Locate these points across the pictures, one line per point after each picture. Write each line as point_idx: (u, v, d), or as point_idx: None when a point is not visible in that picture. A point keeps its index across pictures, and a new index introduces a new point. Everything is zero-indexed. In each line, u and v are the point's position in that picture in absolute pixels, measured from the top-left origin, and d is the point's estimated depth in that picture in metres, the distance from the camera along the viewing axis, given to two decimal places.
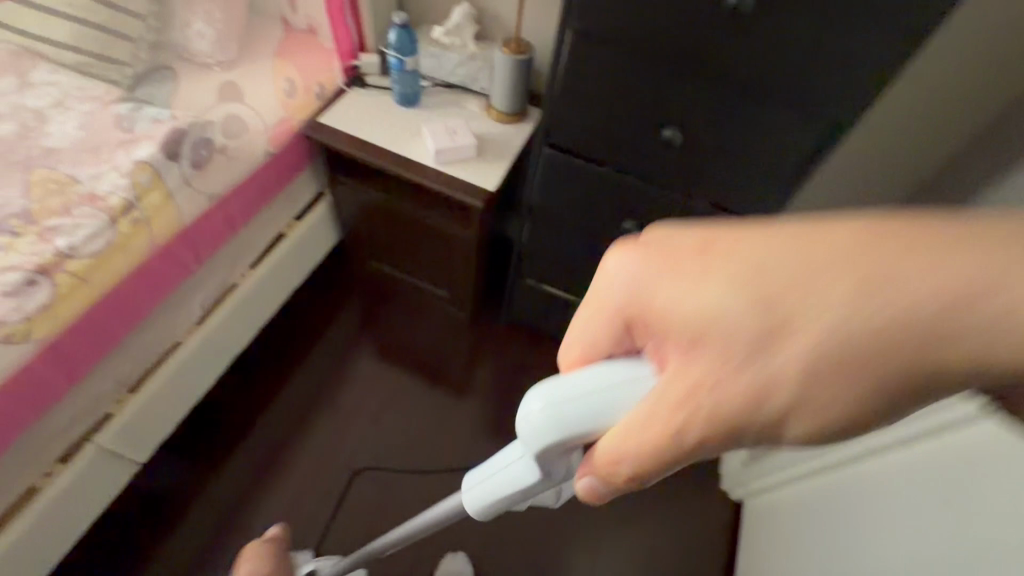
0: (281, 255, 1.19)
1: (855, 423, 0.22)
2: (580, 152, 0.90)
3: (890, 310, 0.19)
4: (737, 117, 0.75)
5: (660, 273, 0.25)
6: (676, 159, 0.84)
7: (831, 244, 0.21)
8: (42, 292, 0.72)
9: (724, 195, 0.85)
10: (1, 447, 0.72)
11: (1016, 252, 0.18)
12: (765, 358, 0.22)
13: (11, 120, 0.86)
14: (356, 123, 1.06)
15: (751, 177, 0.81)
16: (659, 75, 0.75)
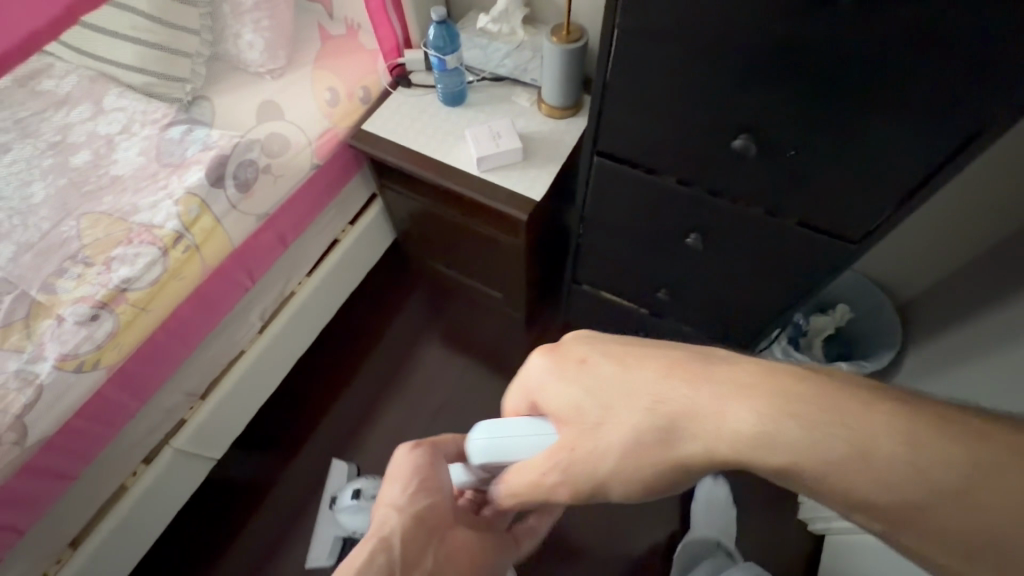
0: (336, 261, 1.20)
1: (647, 485, 0.35)
2: (634, 160, 0.78)
3: (656, 413, 0.34)
4: (824, 125, 0.60)
5: (553, 374, 0.40)
6: (752, 171, 0.69)
7: (635, 369, 0.36)
8: (106, 323, 0.77)
9: (808, 211, 0.71)
10: (84, 460, 0.79)
11: (722, 389, 0.32)
12: (594, 437, 0.36)
13: (87, 149, 0.93)
14: (399, 127, 1.01)
15: (843, 193, 0.66)
16: (723, 76, 0.61)
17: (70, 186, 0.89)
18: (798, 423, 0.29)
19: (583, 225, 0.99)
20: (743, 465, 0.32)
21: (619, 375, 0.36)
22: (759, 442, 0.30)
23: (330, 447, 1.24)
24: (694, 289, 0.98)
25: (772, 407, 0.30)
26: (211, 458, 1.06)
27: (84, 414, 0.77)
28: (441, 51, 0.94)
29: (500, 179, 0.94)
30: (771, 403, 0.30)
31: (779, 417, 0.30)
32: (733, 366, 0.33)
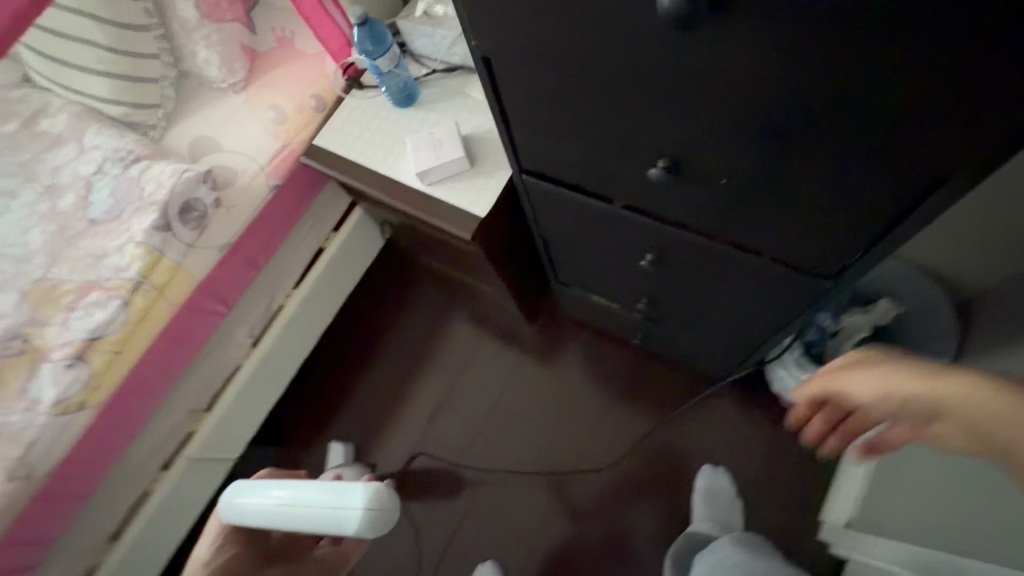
0: (324, 270, 1.20)
1: (876, 410, 0.54)
2: (562, 180, 0.68)
3: (896, 390, 0.51)
4: (758, 154, 0.49)
5: (826, 379, 0.60)
6: (697, 202, 0.59)
7: (874, 377, 0.54)
8: (83, 372, 0.85)
9: (764, 239, 0.60)
10: (95, 480, 0.92)
11: (936, 376, 0.49)
12: (846, 393, 0.57)
13: (73, 192, 0.99)
14: (348, 139, 0.94)
15: (796, 224, 0.56)
16: (627, 101, 0.50)
17: (60, 232, 0.96)
18: (991, 391, 0.46)
19: (544, 236, 0.89)
20: (948, 412, 0.48)
21: (862, 382, 0.55)
22: (951, 399, 0.48)
23: (345, 439, 1.35)
24: (672, 300, 0.87)
25: (968, 382, 0.47)
26: (230, 458, 1.17)
27: (82, 446, 0.88)
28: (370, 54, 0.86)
29: (446, 193, 0.86)
30: (968, 379, 0.47)
31: (975, 389, 0.47)
32: (945, 377, 0.49)
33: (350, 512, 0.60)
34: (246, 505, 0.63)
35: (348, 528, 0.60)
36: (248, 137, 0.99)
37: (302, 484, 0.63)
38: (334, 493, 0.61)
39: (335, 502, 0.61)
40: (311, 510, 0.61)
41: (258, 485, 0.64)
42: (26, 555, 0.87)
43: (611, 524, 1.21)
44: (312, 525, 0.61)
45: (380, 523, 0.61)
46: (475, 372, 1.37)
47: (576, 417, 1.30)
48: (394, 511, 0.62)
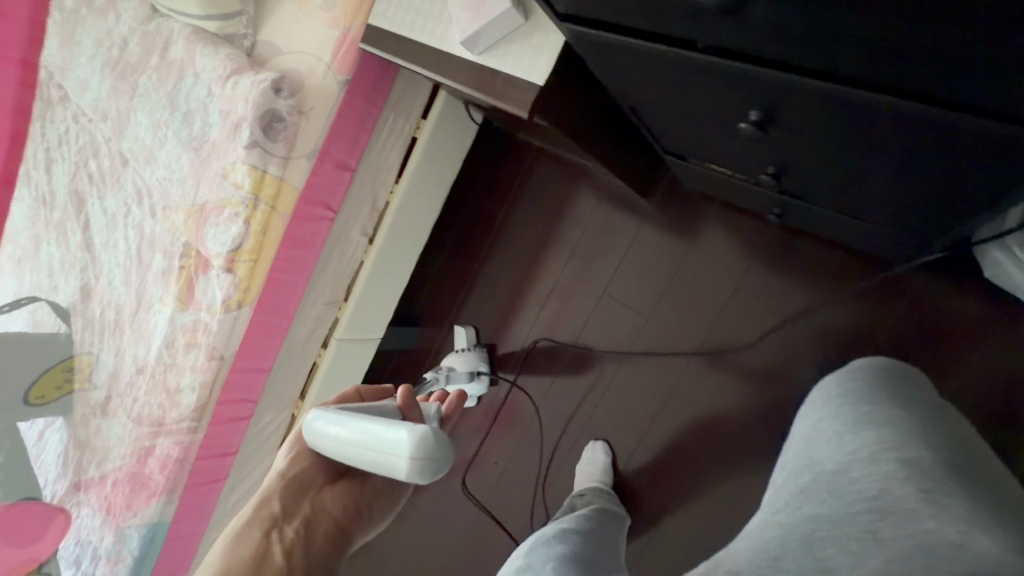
0: (420, 163, 1.16)
1: None
2: (611, 20, 0.51)
3: None
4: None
5: None
6: (806, 27, 0.38)
7: None
8: (232, 278, 1.02)
9: (924, 68, 0.37)
10: (267, 356, 1.15)
11: None
12: None
13: (196, 117, 1.10)
14: (400, 12, 0.82)
15: (981, 40, 0.33)
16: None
17: (196, 156, 1.09)
18: None
19: (628, 99, 0.69)
20: None
21: None
22: None
23: (468, 322, 1.43)
24: (813, 168, 0.63)
25: None
26: (373, 338, 1.35)
27: (250, 333, 1.09)
28: None
29: (499, 62, 0.71)
30: None
31: None
32: None
33: (401, 458, 0.63)
34: (326, 431, 0.70)
35: (404, 474, 0.64)
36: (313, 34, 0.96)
37: (367, 422, 0.67)
38: (389, 435, 0.64)
39: (391, 444, 0.64)
40: (372, 452, 0.66)
41: (334, 417, 0.70)
42: (241, 409, 1.17)
43: (739, 416, 1.11)
44: (375, 464, 0.66)
45: (430, 469, 0.64)
46: (588, 256, 1.27)
47: (703, 304, 1.14)
48: (443, 461, 0.65)
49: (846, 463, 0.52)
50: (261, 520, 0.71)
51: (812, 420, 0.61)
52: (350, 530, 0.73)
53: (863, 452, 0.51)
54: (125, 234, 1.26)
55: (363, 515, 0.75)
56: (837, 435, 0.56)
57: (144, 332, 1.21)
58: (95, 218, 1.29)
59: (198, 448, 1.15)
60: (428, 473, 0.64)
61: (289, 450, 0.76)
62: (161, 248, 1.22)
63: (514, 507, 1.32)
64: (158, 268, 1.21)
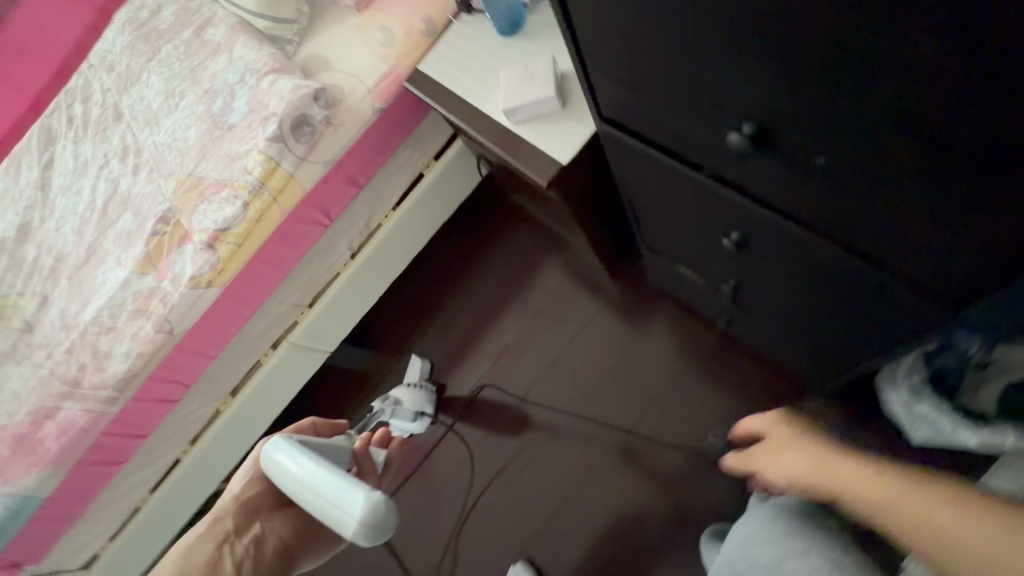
0: (421, 197, 1.24)
1: None
2: (644, 134, 0.63)
3: None
4: (877, 121, 0.41)
5: None
6: (787, 184, 0.53)
7: None
8: (213, 255, 1.02)
9: (869, 237, 0.52)
10: (213, 347, 1.10)
11: None
12: None
13: (221, 98, 1.13)
14: (451, 68, 0.93)
15: (905, 226, 0.48)
16: (728, 29, 0.43)
17: (209, 133, 1.12)
18: None
19: (630, 196, 0.81)
20: None
21: None
22: None
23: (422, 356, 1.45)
24: (764, 289, 0.76)
25: None
26: (323, 352, 1.33)
27: (207, 316, 1.06)
28: None
29: (530, 133, 0.82)
30: None
31: None
32: None
33: (349, 519, 0.66)
34: (286, 461, 0.72)
35: (344, 532, 0.66)
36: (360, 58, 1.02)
37: (331, 468, 0.69)
38: (346, 490, 0.67)
39: (345, 501, 0.67)
40: (324, 497, 0.68)
41: (297, 453, 0.72)
42: (169, 391, 1.10)
43: (659, 502, 1.16)
44: (320, 510, 0.69)
45: (370, 536, 0.67)
46: (549, 321, 1.36)
47: (642, 388, 1.25)
48: (384, 533, 0.67)
49: (781, 560, 0.61)
50: (213, 534, 0.71)
51: (749, 527, 0.71)
52: (295, 552, 0.76)
53: (795, 551, 0.60)
54: (99, 185, 1.26)
55: (309, 538, 0.78)
56: (772, 538, 0.65)
57: (90, 287, 1.16)
58: (61, 159, 1.31)
59: (108, 422, 1.06)
60: (367, 542, 0.67)
61: (246, 472, 0.78)
62: (133, 207, 1.20)
63: (422, 552, 1.29)
64: (125, 226, 1.18)
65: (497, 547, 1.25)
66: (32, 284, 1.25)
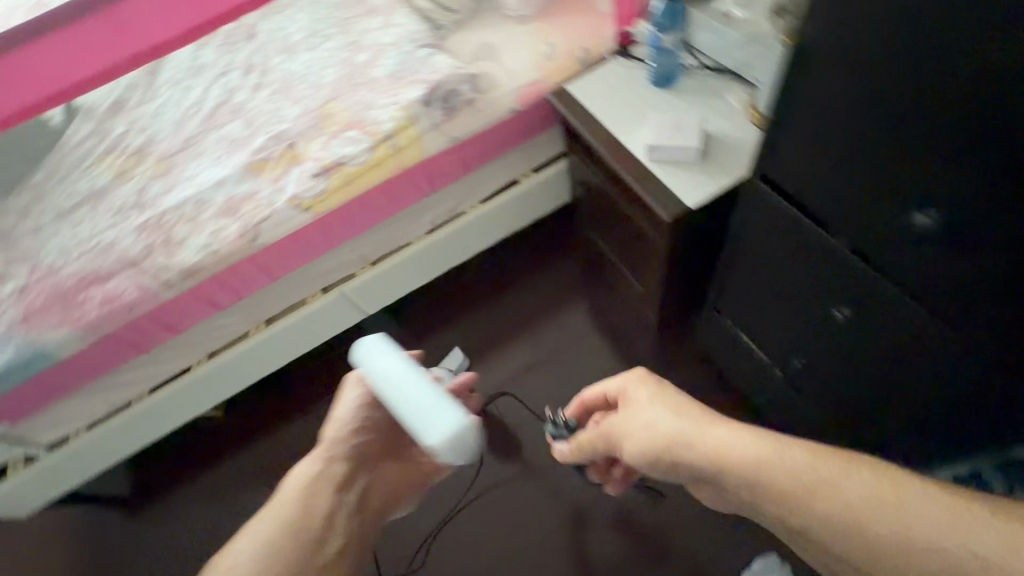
0: (509, 200, 1.31)
1: None
2: (801, 201, 0.77)
3: None
4: (1002, 236, 0.58)
5: None
6: (923, 270, 0.67)
7: None
8: (322, 183, 1.05)
9: (971, 328, 0.67)
10: (280, 269, 1.12)
11: None
12: None
13: (367, 52, 1.20)
14: (598, 97, 1.03)
15: (1011, 327, 0.62)
16: (945, 138, 0.58)
17: (348, 78, 1.18)
18: None
19: (740, 257, 0.94)
20: None
21: None
22: None
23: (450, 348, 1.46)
24: (836, 365, 0.89)
25: None
26: (363, 309, 1.36)
27: (290, 240, 1.09)
28: (659, 28, 0.95)
29: (661, 171, 0.90)
30: None
31: None
32: None
33: (431, 430, 0.65)
34: (380, 358, 0.72)
35: (426, 439, 0.66)
36: (517, 58, 1.09)
37: (424, 379, 0.70)
38: (436, 403, 0.67)
39: (432, 412, 0.67)
40: (422, 402, 0.68)
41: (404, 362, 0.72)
42: (222, 297, 1.11)
43: (645, 552, 1.19)
44: (409, 412, 0.68)
45: (449, 454, 0.67)
46: (581, 353, 1.40)
47: None
48: (461, 457, 0.68)
49: None
50: (329, 479, 0.77)
51: None
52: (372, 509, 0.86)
53: None
54: (212, 87, 1.26)
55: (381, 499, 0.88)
56: None
57: (179, 176, 1.18)
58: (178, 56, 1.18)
59: (153, 305, 1.06)
60: (442, 457, 0.67)
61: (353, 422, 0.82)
62: (244, 119, 1.24)
63: (394, 539, 1.26)
64: (230, 134, 1.21)
65: (469, 554, 1.23)
66: (110, 159, 1.21)
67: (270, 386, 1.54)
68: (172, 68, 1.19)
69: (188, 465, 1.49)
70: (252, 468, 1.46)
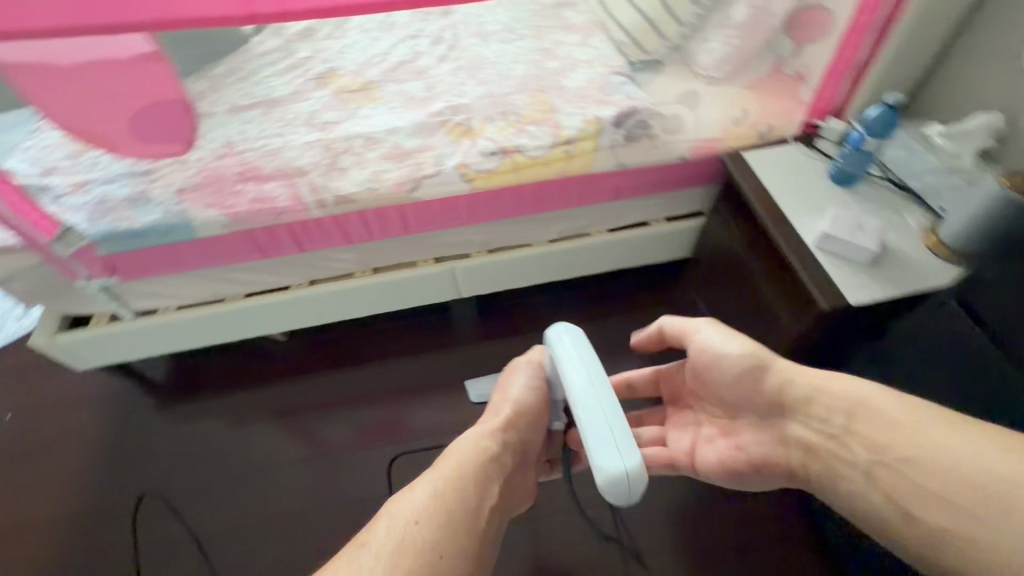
0: (636, 238, 1.33)
1: None
2: (997, 332, 0.79)
3: None
4: None
5: None
6: None
7: None
8: (493, 162, 1.09)
9: None
10: (419, 227, 1.17)
11: None
12: None
13: (560, 60, 1.24)
14: (774, 174, 1.07)
15: None
16: None
17: (537, 76, 1.22)
18: None
19: (892, 371, 0.94)
20: None
21: None
22: None
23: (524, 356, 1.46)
24: None
25: None
26: (461, 291, 1.38)
27: (440, 203, 1.13)
28: (868, 130, 0.97)
29: (825, 263, 0.93)
30: None
31: None
32: None
33: (612, 462, 0.62)
34: (580, 357, 0.70)
35: (603, 471, 0.62)
36: (707, 111, 1.12)
37: (614, 402, 0.67)
38: (622, 435, 0.64)
39: (617, 444, 0.64)
40: (613, 436, 0.64)
41: (604, 388, 0.68)
42: (355, 231, 1.15)
43: None
44: (594, 436, 0.64)
45: (614, 492, 0.63)
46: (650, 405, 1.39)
47: (703, 520, 1.24)
48: (620, 503, 0.64)
49: None
50: (494, 465, 0.75)
51: None
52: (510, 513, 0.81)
53: None
54: (400, 46, 1.31)
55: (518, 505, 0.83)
56: None
57: (354, 113, 1.19)
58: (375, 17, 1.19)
59: (298, 217, 1.10)
60: (606, 493, 0.63)
61: (528, 414, 0.81)
62: (423, 81, 1.27)
63: None
64: (408, 90, 1.25)
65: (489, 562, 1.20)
66: (291, 75, 1.23)
67: (336, 333, 1.55)
68: (369, 19, 1.21)
69: (233, 379, 1.49)
70: (292, 403, 1.45)
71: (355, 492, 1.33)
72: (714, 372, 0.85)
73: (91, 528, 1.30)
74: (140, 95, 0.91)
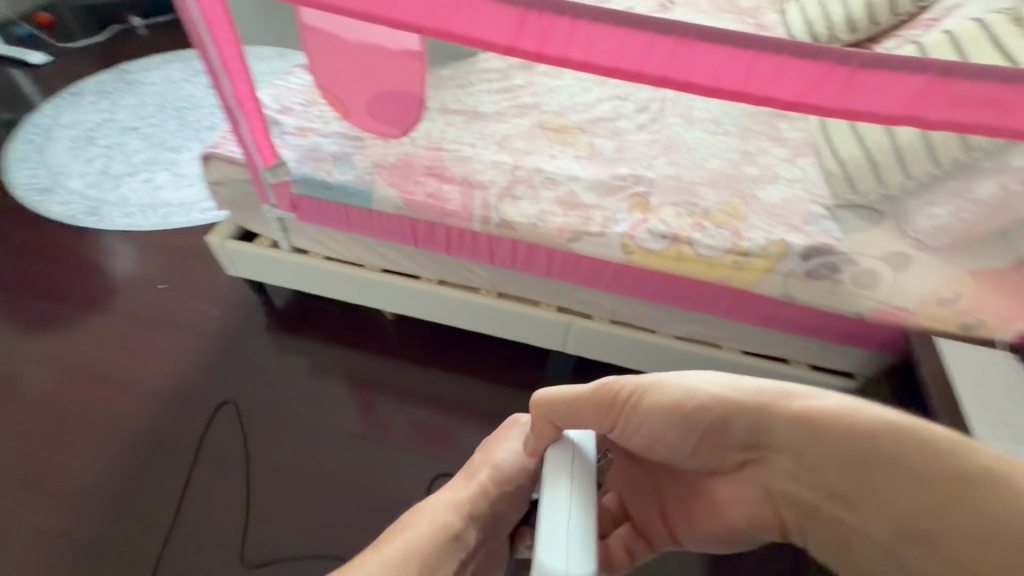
0: (768, 371, 1.22)
1: None
2: None
3: None
4: None
5: None
6: None
7: None
8: (661, 244, 1.07)
9: None
10: (562, 274, 1.18)
11: None
12: None
13: (760, 168, 1.20)
14: (969, 376, 0.93)
15: None
16: None
17: (730, 176, 1.18)
18: None
19: None
20: None
21: None
22: None
23: None
24: None
25: None
26: (568, 347, 1.35)
27: (591, 262, 1.13)
28: None
29: None
30: None
31: None
32: None
33: (557, 559, 0.48)
34: (575, 442, 0.60)
35: (544, 560, 0.48)
36: (909, 279, 1.02)
37: (588, 503, 0.54)
38: (581, 538, 0.50)
39: (571, 544, 0.50)
40: (568, 524, 0.51)
41: (583, 479, 0.56)
42: (504, 255, 1.18)
43: None
44: (546, 517, 0.52)
45: None
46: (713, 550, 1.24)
47: None
48: None
49: None
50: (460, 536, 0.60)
51: None
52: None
53: None
54: (605, 102, 1.32)
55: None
56: None
57: (544, 149, 1.24)
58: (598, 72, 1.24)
59: (463, 226, 1.16)
60: None
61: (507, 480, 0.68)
62: (615, 140, 1.28)
63: None
64: (598, 144, 1.27)
65: None
66: (499, 96, 1.28)
67: (435, 331, 1.60)
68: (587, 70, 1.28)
69: (334, 334, 1.59)
70: (373, 377, 1.51)
71: (394, 488, 1.33)
72: (656, 426, 0.59)
73: (177, 409, 1.44)
74: (390, 79, 1.03)
